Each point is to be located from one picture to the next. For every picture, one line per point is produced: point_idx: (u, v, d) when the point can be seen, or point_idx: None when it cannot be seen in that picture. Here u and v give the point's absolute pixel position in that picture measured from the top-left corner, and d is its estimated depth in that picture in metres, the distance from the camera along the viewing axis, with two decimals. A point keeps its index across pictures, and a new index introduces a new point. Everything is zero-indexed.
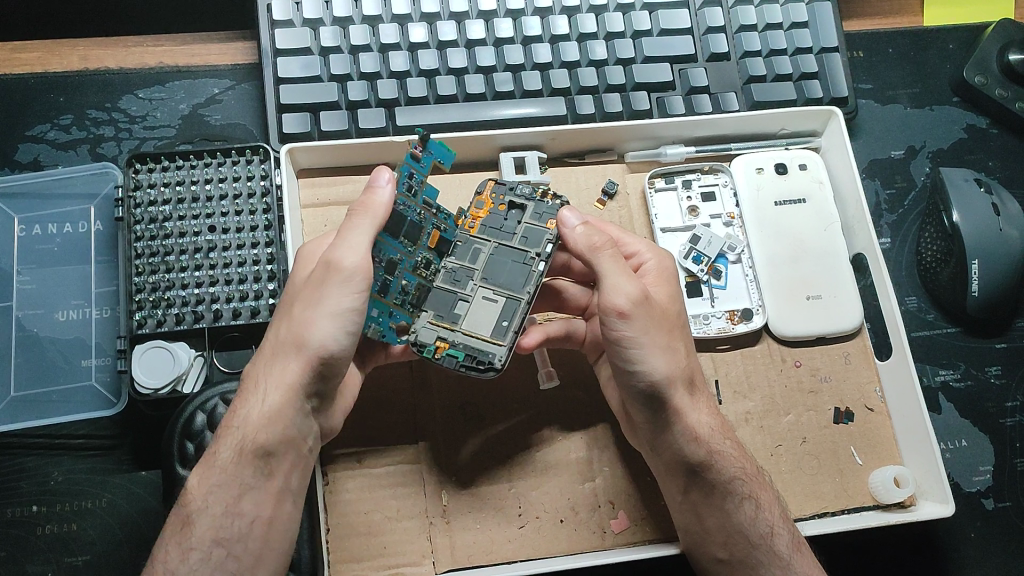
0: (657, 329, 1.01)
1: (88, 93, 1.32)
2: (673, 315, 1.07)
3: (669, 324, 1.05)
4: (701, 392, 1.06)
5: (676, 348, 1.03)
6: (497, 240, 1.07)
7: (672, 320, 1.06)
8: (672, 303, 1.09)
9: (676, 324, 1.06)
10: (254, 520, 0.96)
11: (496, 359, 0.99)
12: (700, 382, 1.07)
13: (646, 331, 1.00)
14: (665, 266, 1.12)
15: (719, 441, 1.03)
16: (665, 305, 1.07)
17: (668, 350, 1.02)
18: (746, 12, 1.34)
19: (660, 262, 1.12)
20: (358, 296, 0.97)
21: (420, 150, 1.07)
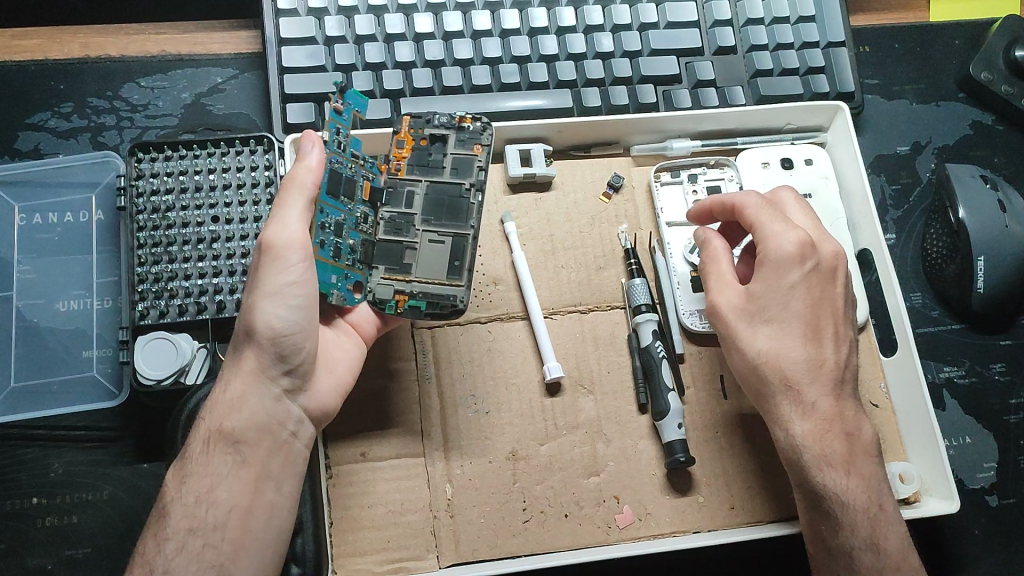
0: (762, 323, 1.07)
1: (89, 81, 1.30)
2: (791, 305, 1.07)
3: (789, 316, 1.07)
4: (818, 386, 1.05)
5: (788, 343, 1.06)
6: (427, 177, 1.08)
7: (801, 310, 1.07)
8: (812, 290, 1.08)
9: (800, 314, 1.07)
10: (232, 509, 0.95)
11: (458, 300, 1.05)
12: (829, 375, 1.05)
13: (755, 328, 1.07)
14: (789, 250, 1.07)
15: (825, 441, 1.02)
16: (793, 299, 1.07)
17: (772, 345, 1.06)
18: (753, 5, 1.33)
19: (782, 248, 1.08)
20: (292, 270, 0.96)
21: (341, 103, 1.07)
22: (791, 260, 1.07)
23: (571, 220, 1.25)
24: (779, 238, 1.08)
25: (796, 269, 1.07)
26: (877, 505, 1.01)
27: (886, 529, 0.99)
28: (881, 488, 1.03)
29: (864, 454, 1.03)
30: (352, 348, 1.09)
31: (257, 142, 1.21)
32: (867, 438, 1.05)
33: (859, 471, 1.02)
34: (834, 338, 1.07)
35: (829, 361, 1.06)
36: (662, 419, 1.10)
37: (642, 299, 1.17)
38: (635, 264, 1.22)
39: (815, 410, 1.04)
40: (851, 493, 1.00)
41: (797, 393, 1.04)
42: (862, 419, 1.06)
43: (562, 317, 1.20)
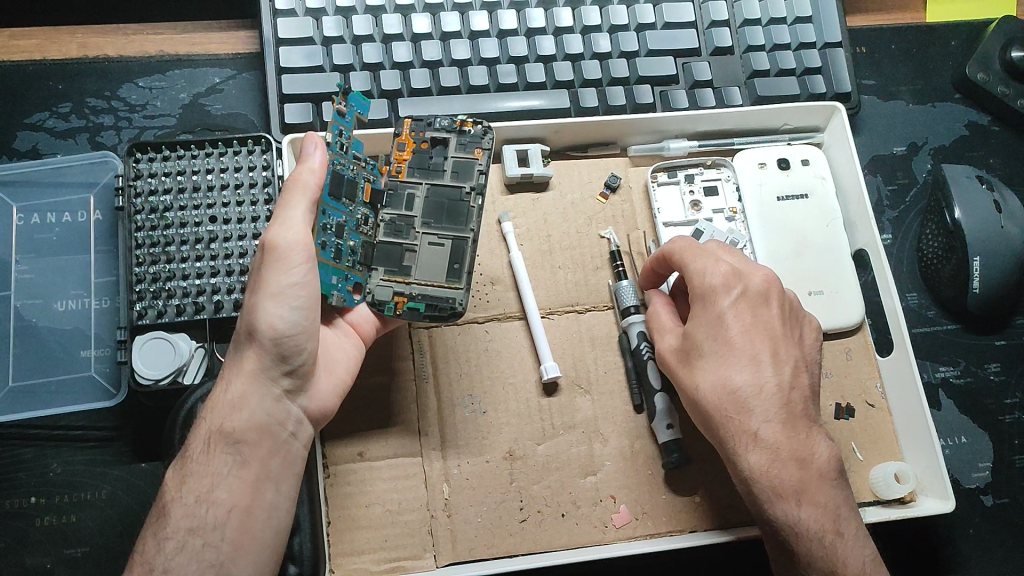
0: (705, 358, 1.06)
1: (87, 81, 1.30)
2: (724, 335, 1.05)
3: (727, 345, 1.05)
4: (761, 413, 1.02)
5: (729, 373, 1.04)
6: (428, 180, 1.09)
7: (738, 338, 1.05)
8: (740, 317, 1.06)
9: (739, 343, 1.05)
10: (231, 509, 0.95)
11: (456, 304, 1.05)
12: (772, 402, 1.02)
13: (693, 367, 1.06)
14: (715, 282, 1.07)
15: (775, 472, 0.99)
16: (727, 334, 1.05)
17: (722, 371, 1.04)
18: (750, 6, 1.34)
19: (709, 281, 1.07)
20: (296, 272, 0.97)
21: (342, 105, 1.07)
22: (711, 293, 1.07)
23: (568, 220, 1.26)
24: (706, 272, 1.08)
25: (724, 298, 1.06)
26: (832, 530, 0.98)
27: (845, 553, 0.97)
28: (841, 513, 1.00)
29: (819, 480, 1.00)
30: (351, 348, 1.09)
31: (255, 143, 1.21)
32: (822, 463, 1.01)
33: (811, 498, 0.99)
34: (772, 362, 1.04)
35: (762, 391, 1.03)
36: (653, 421, 1.12)
37: (630, 301, 1.17)
38: (623, 266, 1.22)
39: (762, 439, 1.01)
40: (804, 523, 0.98)
41: (739, 424, 1.02)
42: (817, 445, 1.02)
43: (559, 317, 1.20)
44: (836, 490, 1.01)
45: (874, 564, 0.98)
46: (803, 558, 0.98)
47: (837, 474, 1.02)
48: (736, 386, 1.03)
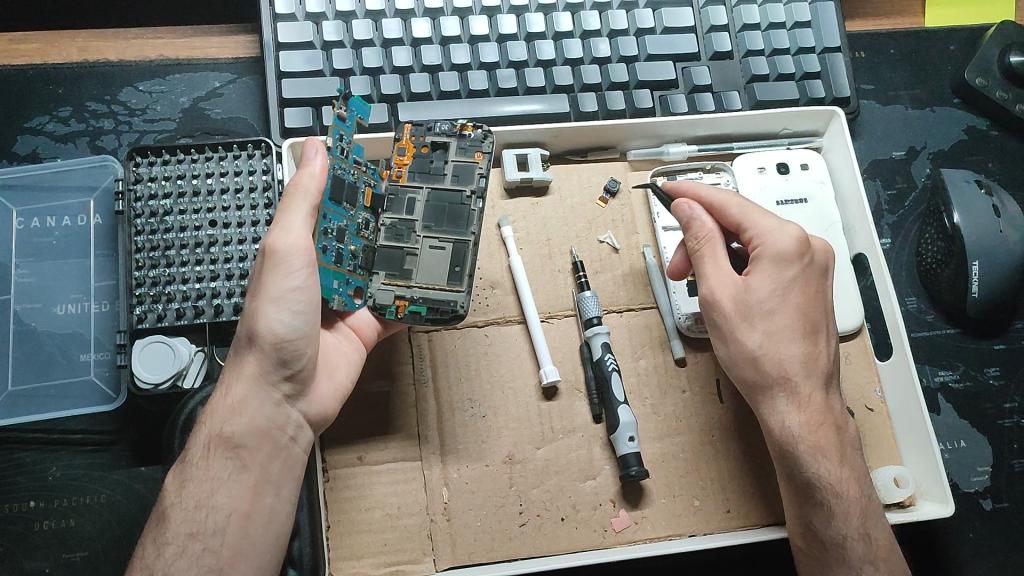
0: (763, 318, 1.08)
1: (87, 86, 1.31)
2: (789, 300, 1.09)
3: (794, 312, 1.08)
4: (813, 380, 1.07)
5: (788, 339, 1.07)
6: (429, 185, 1.09)
7: (807, 301, 1.10)
8: (807, 285, 1.10)
9: (801, 309, 1.09)
10: (231, 513, 0.95)
11: (459, 306, 1.05)
12: (824, 371, 1.08)
13: (753, 322, 1.08)
14: (790, 247, 1.09)
15: (817, 430, 1.05)
16: (800, 298, 1.09)
17: (771, 342, 1.07)
18: (749, 11, 1.34)
19: (779, 245, 1.10)
20: (296, 277, 0.97)
21: (343, 110, 1.08)
22: (791, 256, 1.09)
23: (567, 224, 1.26)
24: (779, 235, 1.10)
25: (796, 266, 1.09)
26: (866, 495, 1.05)
27: (872, 516, 1.04)
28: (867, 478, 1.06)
29: (852, 447, 1.07)
30: (351, 352, 1.09)
31: (255, 147, 1.21)
32: (853, 431, 1.08)
33: (850, 462, 1.05)
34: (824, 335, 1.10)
35: (826, 347, 1.09)
36: (615, 432, 1.10)
37: (593, 312, 1.16)
38: (585, 277, 1.21)
39: (808, 402, 1.06)
40: (843, 486, 1.03)
41: (795, 388, 1.06)
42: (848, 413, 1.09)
43: (559, 320, 1.20)
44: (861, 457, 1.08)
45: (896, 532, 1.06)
46: (833, 521, 1.02)
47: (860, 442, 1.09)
48: (777, 350, 1.07)
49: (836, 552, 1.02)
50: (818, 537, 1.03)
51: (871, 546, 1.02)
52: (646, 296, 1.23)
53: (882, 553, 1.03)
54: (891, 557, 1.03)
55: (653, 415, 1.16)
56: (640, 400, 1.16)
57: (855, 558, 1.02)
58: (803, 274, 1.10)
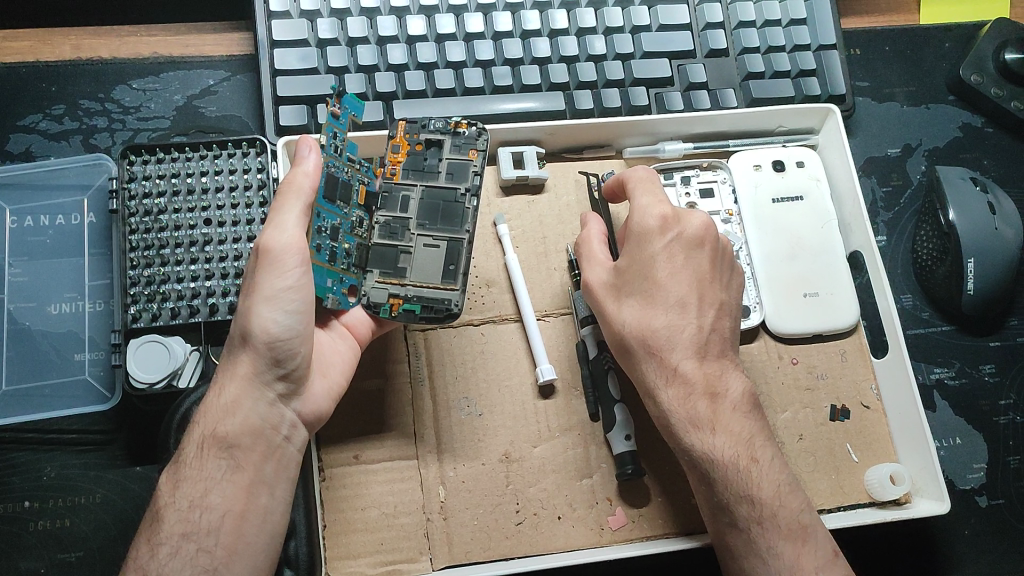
0: (630, 295, 1.09)
1: (80, 83, 1.30)
2: (654, 273, 1.09)
3: (657, 286, 1.08)
4: (680, 350, 1.06)
5: (653, 313, 1.07)
6: (424, 182, 1.08)
7: (675, 274, 1.09)
8: (676, 259, 1.10)
9: (668, 283, 1.08)
10: (226, 513, 0.95)
11: (454, 305, 1.05)
12: (691, 343, 1.06)
13: (621, 302, 1.09)
14: (651, 223, 1.11)
15: (689, 404, 1.03)
16: (665, 268, 1.09)
17: (640, 316, 1.08)
18: (745, 8, 1.34)
19: (644, 222, 1.11)
20: (291, 276, 0.96)
21: (337, 107, 1.07)
22: (650, 232, 1.10)
23: (563, 222, 1.26)
24: (643, 211, 1.12)
25: (658, 240, 1.10)
26: (747, 457, 1.00)
27: (758, 477, 0.99)
28: (755, 441, 1.02)
29: (731, 411, 1.03)
30: (345, 350, 1.09)
31: (249, 145, 1.21)
32: (736, 397, 1.05)
33: (726, 428, 1.02)
34: (698, 306, 1.08)
35: (699, 318, 1.08)
36: (610, 431, 1.10)
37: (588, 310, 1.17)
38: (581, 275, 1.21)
39: (678, 375, 1.05)
40: (719, 450, 1.00)
41: (659, 359, 1.06)
42: (729, 381, 1.06)
43: (555, 319, 1.20)
44: (750, 422, 1.04)
45: (788, 488, 1.00)
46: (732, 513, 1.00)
47: (750, 407, 1.05)
48: (643, 326, 1.07)
49: None
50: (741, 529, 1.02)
51: (754, 506, 0.98)
52: None
53: (768, 511, 0.98)
54: (780, 513, 0.98)
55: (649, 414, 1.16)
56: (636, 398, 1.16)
57: (751, 538, 0.98)
58: (671, 245, 1.10)
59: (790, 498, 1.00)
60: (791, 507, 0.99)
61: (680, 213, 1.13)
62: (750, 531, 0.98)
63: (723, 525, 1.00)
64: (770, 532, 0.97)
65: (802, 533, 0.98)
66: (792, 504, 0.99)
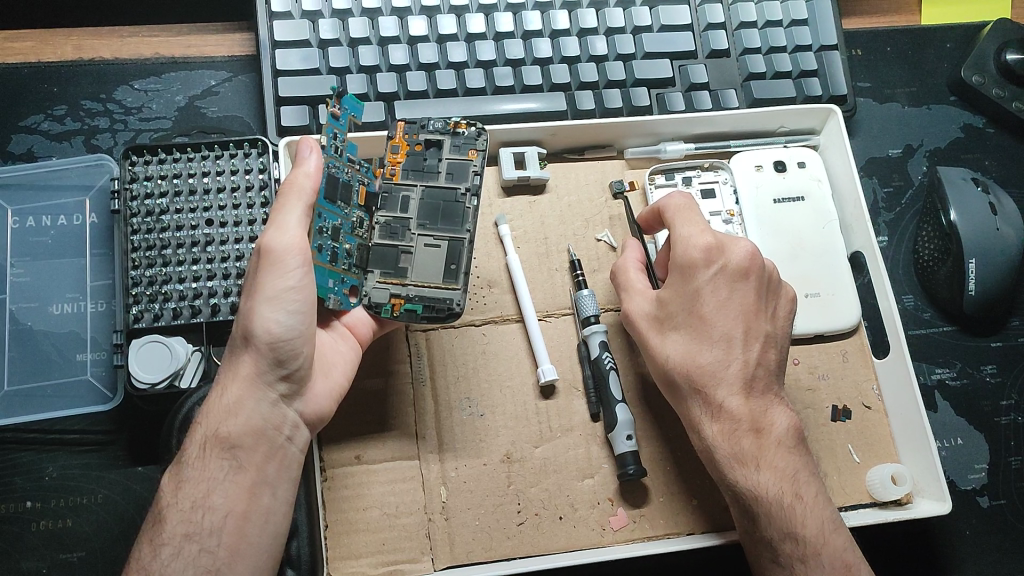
0: (675, 329, 1.09)
1: (82, 84, 1.30)
2: (699, 307, 1.08)
3: (702, 320, 1.08)
4: (725, 385, 1.06)
5: (699, 348, 1.07)
6: (424, 182, 1.08)
7: (721, 307, 1.08)
8: (721, 292, 1.08)
9: (715, 318, 1.08)
10: (228, 514, 0.95)
11: (455, 304, 1.05)
12: (736, 378, 1.06)
13: (665, 335, 1.10)
14: (695, 255, 1.09)
15: (735, 441, 1.03)
16: (710, 302, 1.08)
17: (685, 350, 1.08)
18: (746, 9, 1.34)
19: (689, 255, 1.09)
20: (291, 277, 0.96)
21: (337, 108, 1.07)
22: (692, 265, 1.09)
23: (564, 223, 1.26)
24: (686, 242, 1.10)
25: (703, 273, 1.08)
26: (792, 494, 1.01)
27: (802, 514, 1.00)
28: (800, 477, 1.03)
29: (777, 447, 1.04)
30: (347, 350, 1.09)
31: (251, 146, 1.21)
32: (781, 432, 1.05)
33: (770, 464, 1.02)
34: (743, 340, 1.07)
35: (744, 353, 1.07)
36: (612, 431, 1.10)
37: (590, 311, 1.17)
38: (583, 275, 1.21)
39: (724, 411, 1.05)
40: (764, 487, 1.01)
41: (705, 397, 1.06)
42: (774, 416, 1.06)
43: (556, 319, 1.20)
44: (795, 457, 1.04)
45: (833, 525, 1.01)
46: (758, 522, 1.01)
47: (796, 442, 1.05)
48: (689, 361, 1.07)
49: (768, 554, 1.00)
50: (753, 538, 1.02)
51: (798, 544, 0.98)
52: None
53: (813, 550, 0.98)
54: (825, 552, 0.98)
55: (650, 414, 1.16)
56: (637, 399, 1.16)
57: (784, 557, 0.99)
58: (717, 281, 1.08)
59: (835, 535, 1.00)
60: (834, 545, 0.99)
61: (723, 242, 1.11)
62: (793, 568, 0.99)
63: (764, 560, 1.01)
64: (815, 571, 0.97)
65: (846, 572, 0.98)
66: (837, 541, 0.99)
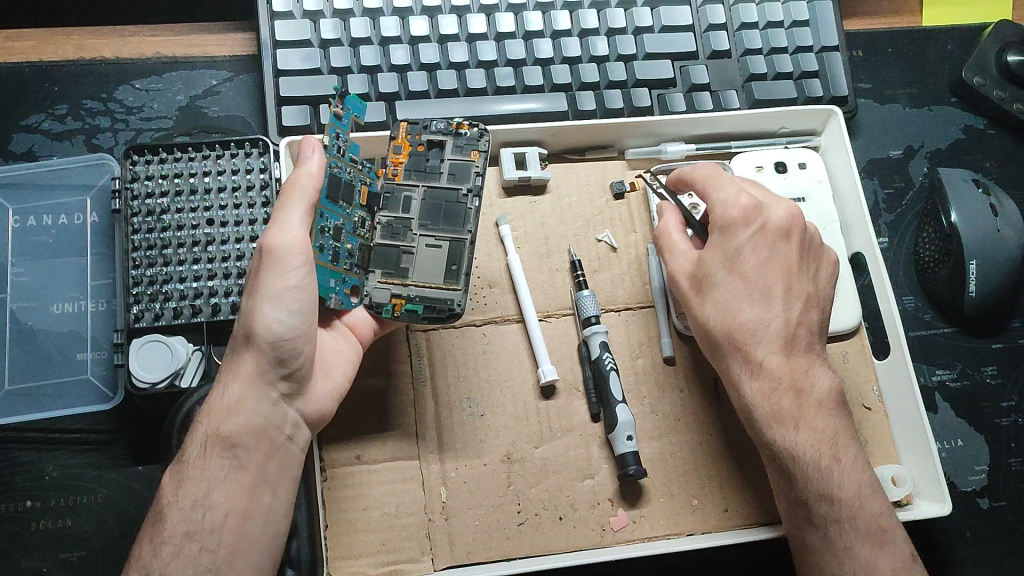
0: (714, 290, 1.09)
1: (83, 83, 1.30)
2: (742, 264, 1.09)
3: (744, 278, 1.09)
4: (766, 344, 1.06)
5: (741, 306, 1.08)
6: (425, 183, 1.08)
7: (762, 265, 1.09)
8: (762, 250, 1.10)
9: (755, 275, 1.09)
10: (228, 513, 0.95)
11: (456, 305, 1.05)
12: (778, 336, 1.07)
13: (705, 296, 1.09)
14: (734, 215, 1.11)
15: (775, 399, 1.04)
16: (752, 261, 1.09)
17: (726, 310, 1.08)
18: (747, 10, 1.34)
19: (729, 215, 1.11)
20: (292, 276, 0.96)
21: (339, 108, 1.07)
22: (732, 223, 1.11)
23: (565, 223, 1.26)
24: (724, 204, 1.12)
25: (743, 232, 1.10)
26: (829, 456, 1.02)
27: (839, 477, 1.01)
28: (838, 440, 1.04)
29: (817, 408, 1.05)
30: (348, 350, 1.09)
31: (252, 145, 1.21)
32: (821, 394, 1.06)
33: (810, 425, 1.03)
34: (784, 298, 1.08)
35: (785, 311, 1.08)
36: (613, 431, 1.10)
37: (591, 311, 1.17)
38: (583, 276, 1.21)
39: (764, 369, 1.05)
40: (802, 446, 1.02)
41: (746, 354, 1.06)
42: (814, 375, 1.07)
43: (557, 320, 1.20)
44: (834, 419, 1.05)
45: (869, 489, 1.02)
46: (794, 483, 1.02)
47: (837, 404, 1.06)
48: (729, 319, 1.07)
49: (803, 514, 1.02)
50: (788, 500, 1.03)
51: (834, 504, 1.00)
52: (645, 296, 1.23)
53: (848, 511, 1.00)
54: (860, 514, 1.00)
55: (650, 414, 1.16)
56: (637, 399, 1.16)
57: (819, 518, 1.01)
58: (758, 238, 1.10)
59: (871, 499, 1.02)
60: (870, 510, 1.01)
61: (761, 203, 1.12)
62: (827, 528, 1.01)
63: None
64: (849, 532, 1.00)
65: (881, 535, 1.00)
66: (873, 505, 1.01)
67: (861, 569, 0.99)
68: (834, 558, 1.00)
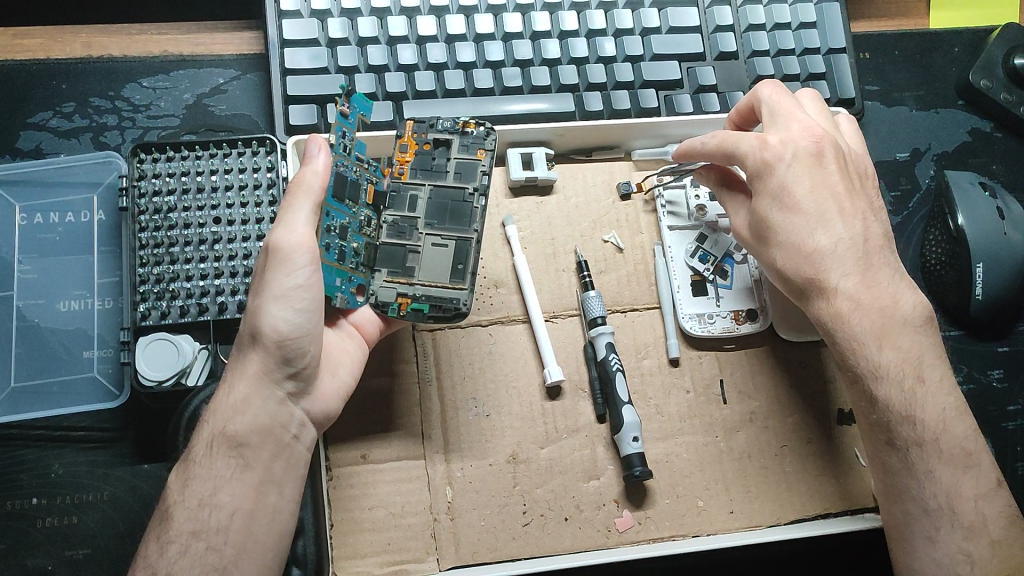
0: (774, 237, 1.09)
1: (91, 81, 1.30)
2: (795, 194, 1.08)
3: (797, 209, 1.08)
4: (839, 268, 1.05)
5: (805, 238, 1.07)
6: (431, 182, 1.09)
7: (810, 192, 1.08)
8: (803, 177, 1.08)
9: (806, 203, 1.07)
10: (235, 512, 0.95)
11: (462, 304, 1.05)
12: (847, 256, 1.05)
13: (768, 244, 1.10)
14: (764, 157, 1.09)
15: (854, 318, 1.03)
16: (800, 193, 1.08)
17: (790, 251, 1.07)
18: (755, 11, 1.34)
19: (759, 157, 1.10)
20: (299, 274, 0.96)
21: (346, 107, 1.07)
22: (767, 165, 1.09)
23: (572, 223, 1.26)
24: (750, 149, 1.10)
25: (780, 168, 1.09)
26: (913, 377, 1.01)
27: (924, 398, 1.01)
28: (923, 360, 1.03)
29: (901, 327, 1.03)
30: (354, 349, 1.09)
31: (259, 144, 1.21)
32: (906, 311, 1.04)
33: (894, 343, 1.02)
34: (841, 218, 1.07)
35: (846, 231, 1.06)
36: (619, 432, 1.10)
37: (597, 312, 1.16)
38: (589, 277, 1.21)
39: (842, 293, 1.04)
40: (885, 367, 1.01)
41: (819, 284, 1.05)
42: (892, 288, 1.05)
43: (563, 320, 1.20)
44: (920, 338, 1.04)
45: (954, 412, 1.01)
46: (875, 404, 1.02)
47: (923, 320, 1.05)
48: (797, 252, 1.07)
49: (884, 436, 1.02)
50: (871, 422, 1.03)
51: (916, 427, 1.00)
52: (651, 296, 1.23)
53: (931, 435, 1.00)
54: (943, 437, 1.00)
55: (656, 415, 1.16)
56: (643, 400, 1.16)
57: (900, 440, 1.01)
58: (799, 166, 1.09)
59: (956, 423, 1.01)
60: (954, 432, 1.00)
61: (785, 137, 1.11)
62: (909, 451, 1.00)
63: None
64: (932, 455, 0.99)
65: (964, 459, 1.00)
66: (957, 429, 1.01)
67: (940, 492, 0.99)
68: (915, 481, 1.00)
